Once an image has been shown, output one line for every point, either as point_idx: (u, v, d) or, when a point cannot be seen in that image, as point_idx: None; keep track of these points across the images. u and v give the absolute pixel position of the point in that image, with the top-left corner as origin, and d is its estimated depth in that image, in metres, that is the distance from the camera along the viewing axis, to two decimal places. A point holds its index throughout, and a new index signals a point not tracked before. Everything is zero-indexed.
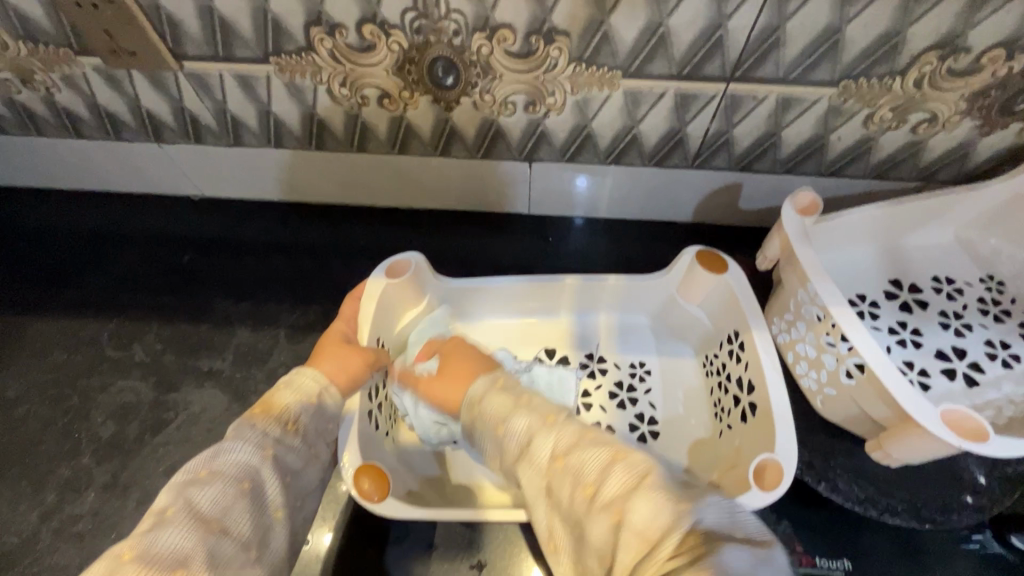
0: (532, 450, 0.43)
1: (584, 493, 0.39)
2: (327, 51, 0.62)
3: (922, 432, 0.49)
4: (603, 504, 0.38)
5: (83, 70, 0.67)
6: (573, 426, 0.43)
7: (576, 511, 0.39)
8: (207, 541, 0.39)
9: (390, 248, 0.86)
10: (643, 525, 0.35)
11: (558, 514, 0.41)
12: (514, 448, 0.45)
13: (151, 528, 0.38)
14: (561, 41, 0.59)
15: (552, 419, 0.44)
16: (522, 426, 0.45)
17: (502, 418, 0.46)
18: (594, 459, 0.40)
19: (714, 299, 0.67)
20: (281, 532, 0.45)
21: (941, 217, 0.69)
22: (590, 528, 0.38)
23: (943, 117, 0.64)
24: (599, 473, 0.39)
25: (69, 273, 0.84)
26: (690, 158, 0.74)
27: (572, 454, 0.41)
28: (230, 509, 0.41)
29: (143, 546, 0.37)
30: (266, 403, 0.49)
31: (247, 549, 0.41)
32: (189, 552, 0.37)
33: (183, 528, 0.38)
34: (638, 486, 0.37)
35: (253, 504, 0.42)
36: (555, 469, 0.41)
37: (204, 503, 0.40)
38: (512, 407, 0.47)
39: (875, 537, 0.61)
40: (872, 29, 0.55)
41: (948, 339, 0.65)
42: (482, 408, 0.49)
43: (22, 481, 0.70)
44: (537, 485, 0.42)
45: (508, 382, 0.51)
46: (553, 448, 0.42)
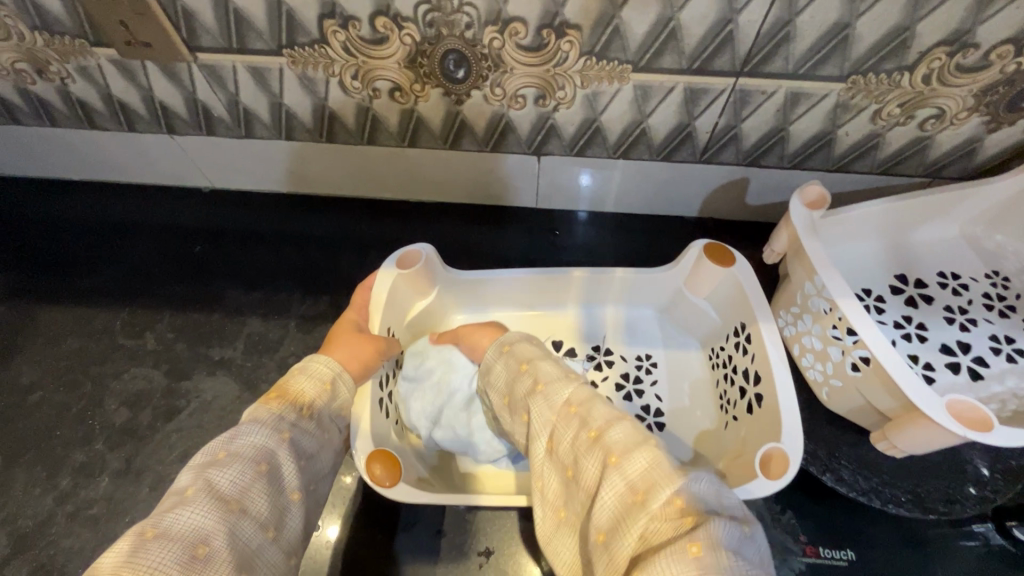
0: (548, 390, 0.48)
1: (587, 435, 0.43)
2: (340, 43, 0.62)
3: (927, 423, 0.49)
4: (604, 446, 0.41)
5: (98, 61, 0.68)
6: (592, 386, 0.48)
7: (575, 450, 0.43)
8: (227, 520, 0.40)
9: (398, 240, 0.87)
10: (636, 477, 0.39)
11: (556, 454, 0.45)
12: (533, 385, 0.49)
13: (173, 507, 0.39)
14: (572, 35, 0.59)
15: (573, 375, 0.49)
16: (546, 371, 0.49)
17: (532, 360, 0.52)
18: (606, 412, 0.44)
19: (721, 293, 0.67)
20: (297, 514, 0.46)
21: (948, 213, 0.69)
22: (584, 465, 0.42)
23: (950, 114, 0.64)
24: (605, 422, 0.43)
25: (81, 262, 0.85)
26: (698, 153, 0.74)
27: (585, 405, 0.45)
28: (249, 490, 0.42)
29: (165, 524, 0.38)
30: (281, 388, 0.50)
31: (264, 530, 0.42)
32: (209, 530, 0.38)
33: (203, 507, 0.39)
34: (640, 444, 0.41)
35: (270, 486, 0.43)
36: (565, 413, 0.45)
37: (224, 483, 0.41)
38: (541, 357, 0.52)
39: (879, 528, 0.62)
40: (881, 24, 0.55)
41: (953, 334, 0.65)
42: (513, 351, 0.54)
43: (37, 465, 0.71)
44: (543, 422, 0.46)
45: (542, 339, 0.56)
46: (570, 395, 0.46)
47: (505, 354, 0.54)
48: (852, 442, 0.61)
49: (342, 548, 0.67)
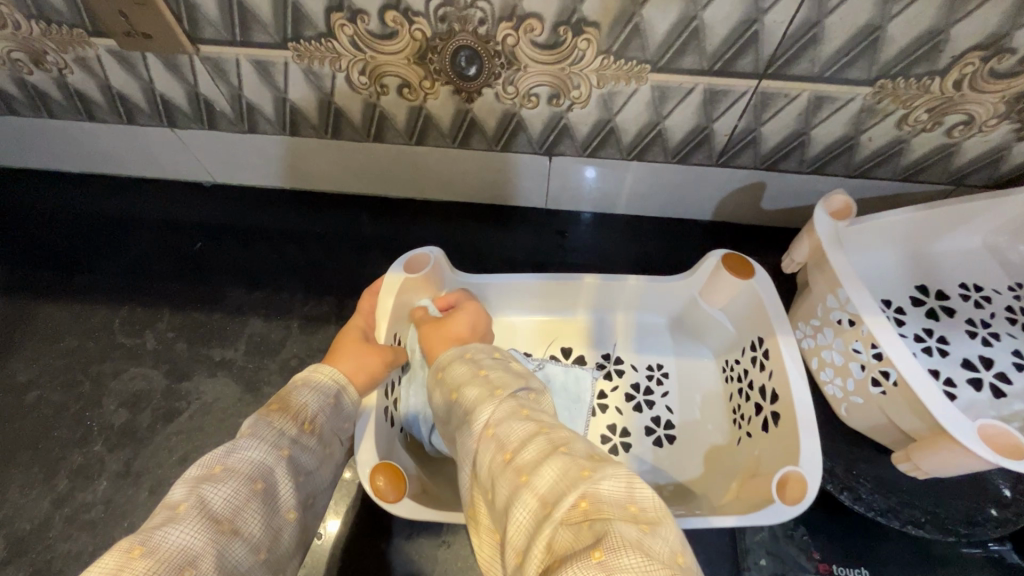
0: (472, 416, 0.42)
1: (501, 457, 0.38)
2: (347, 37, 0.60)
3: (956, 448, 0.48)
4: (515, 467, 0.37)
5: (96, 52, 0.65)
6: (512, 399, 0.41)
7: (490, 474, 0.38)
8: (217, 542, 0.38)
9: (404, 239, 0.85)
10: (546, 490, 0.35)
11: (477, 478, 0.40)
12: (460, 412, 0.43)
13: (164, 523, 0.37)
14: (589, 32, 0.57)
15: (499, 390, 0.42)
16: (471, 396, 0.43)
17: (460, 386, 0.45)
18: (518, 428, 0.39)
19: (738, 304, 0.65)
20: (291, 534, 0.44)
21: (973, 222, 0.67)
22: (499, 490, 0.37)
23: (979, 120, 0.62)
24: (518, 440, 0.38)
25: (80, 257, 0.83)
26: (715, 156, 0.72)
27: (501, 424, 0.40)
28: (243, 509, 0.40)
29: (154, 542, 0.36)
30: (282, 400, 0.48)
31: (256, 552, 0.40)
32: (198, 552, 0.37)
33: (193, 527, 0.37)
34: (551, 454, 0.36)
35: (265, 506, 0.42)
36: (481, 437, 0.40)
37: (217, 501, 0.39)
38: (470, 378, 0.45)
39: (895, 547, 0.61)
40: (914, 27, 0.53)
41: (975, 348, 0.63)
42: (446, 376, 0.47)
43: (34, 466, 0.70)
44: (462, 449, 0.41)
45: (477, 353, 0.49)
46: (487, 416, 0.41)
47: (439, 384, 0.47)
48: (870, 459, 0.59)
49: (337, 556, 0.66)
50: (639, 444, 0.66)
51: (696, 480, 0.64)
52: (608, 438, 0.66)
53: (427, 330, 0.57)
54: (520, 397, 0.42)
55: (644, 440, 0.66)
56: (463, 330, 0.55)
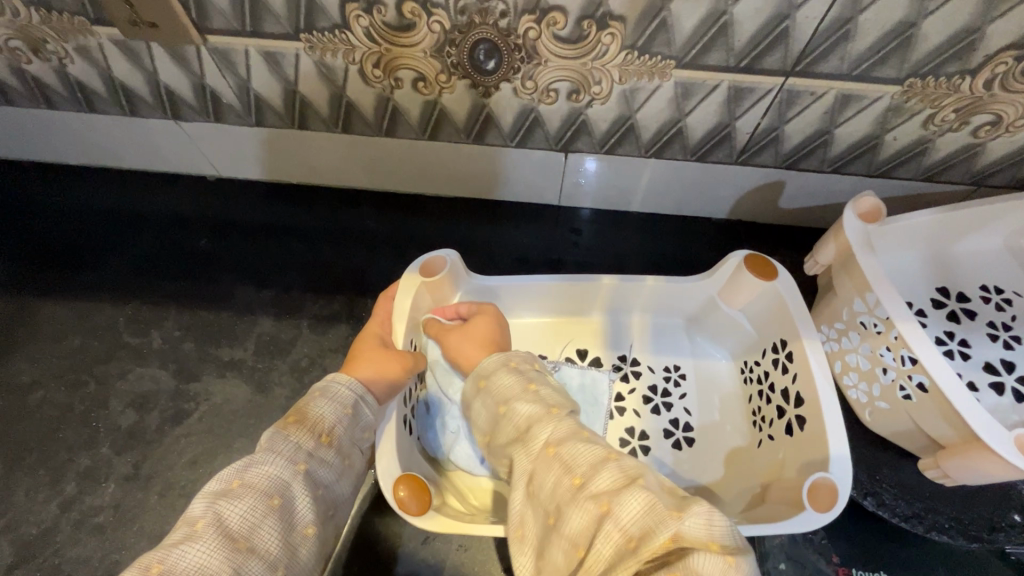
0: (531, 434, 0.42)
1: (571, 482, 0.38)
2: (362, 29, 0.58)
3: (987, 455, 0.48)
4: (590, 495, 0.37)
5: (100, 41, 0.63)
6: (572, 420, 0.43)
7: (558, 498, 0.38)
8: (233, 561, 0.37)
9: (415, 236, 0.83)
10: (627, 521, 0.35)
11: (537, 501, 0.40)
12: (513, 429, 0.44)
13: (181, 541, 0.37)
14: (614, 26, 0.55)
15: (557, 412, 0.43)
16: (526, 412, 0.44)
17: (510, 400, 0.45)
18: (590, 453, 0.39)
19: (760, 306, 0.64)
20: (309, 550, 0.42)
21: (998, 225, 0.65)
22: (568, 516, 0.37)
23: (1007, 121, 0.61)
24: (590, 466, 0.38)
25: (82, 254, 0.81)
26: (735, 154, 0.71)
27: (565, 445, 0.40)
28: (259, 526, 0.39)
29: (171, 560, 0.36)
30: (299, 412, 0.46)
31: (273, 569, 0.39)
32: (213, 570, 0.36)
33: (209, 545, 0.37)
34: (628, 484, 0.37)
35: (283, 522, 0.40)
36: (545, 457, 0.40)
37: (233, 518, 0.39)
38: (519, 393, 0.46)
39: (921, 553, 0.60)
40: (948, 26, 0.52)
41: (997, 352, 0.63)
42: (491, 385, 0.47)
43: (40, 469, 0.69)
44: (521, 469, 0.41)
45: (521, 362, 0.49)
46: (549, 436, 0.41)
47: (479, 391, 0.48)
48: (893, 464, 0.60)
49: (342, 563, 0.64)
50: (658, 446, 0.65)
51: (718, 481, 0.63)
52: (627, 440, 0.65)
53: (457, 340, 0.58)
54: (576, 417, 0.44)
55: (663, 444, 0.65)
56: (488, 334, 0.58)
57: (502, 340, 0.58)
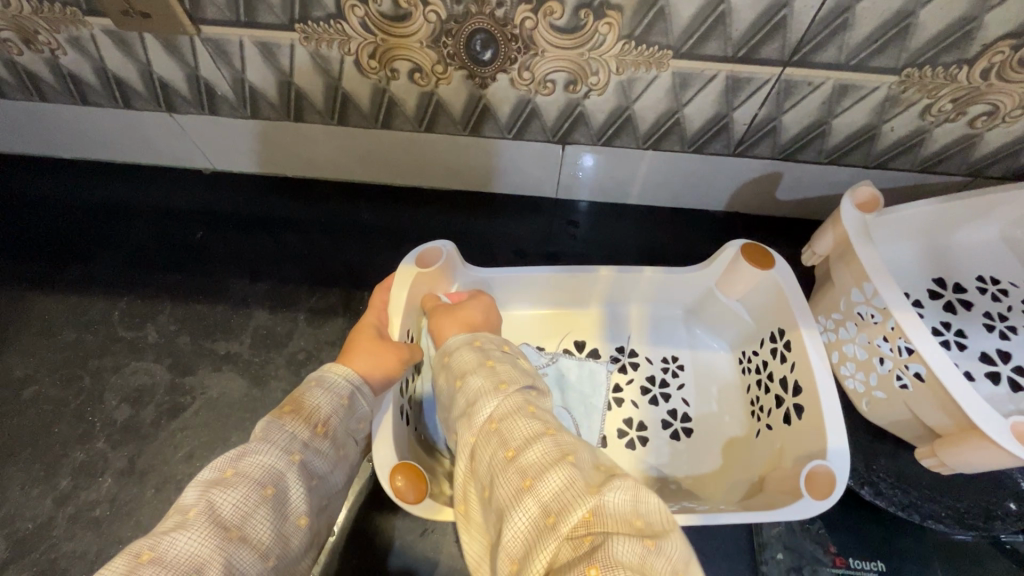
0: (474, 409, 0.42)
1: (503, 454, 0.38)
2: (358, 19, 0.57)
3: (984, 443, 0.48)
4: (518, 468, 0.37)
5: (92, 32, 0.62)
6: (520, 396, 0.42)
7: (491, 471, 0.38)
8: (226, 549, 0.37)
9: (411, 229, 0.83)
10: (549, 498, 0.35)
11: (475, 475, 0.40)
12: (463, 403, 0.43)
13: (173, 528, 0.37)
14: (612, 16, 0.55)
15: (504, 386, 0.42)
16: (475, 385, 0.43)
17: (464, 374, 0.45)
18: (526, 427, 0.39)
19: (758, 296, 0.64)
20: (303, 539, 0.42)
21: (993, 215, 0.65)
22: (499, 488, 0.37)
23: (1004, 111, 0.61)
24: (524, 440, 0.38)
25: (75, 248, 0.80)
26: (732, 145, 0.71)
27: (506, 420, 0.40)
28: (252, 515, 0.39)
29: (163, 546, 0.35)
30: (295, 401, 0.46)
31: (264, 559, 0.39)
32: (205, 560, 0.36)
33: (201, 533, 0.36)
34: (559, 462, 0.36)
35: (275, 512, 0.40)
36: (485, 432, 0.40)
37: (226, 507, 0.38)
38: (476, 367, 0.45)
39: (916, 542, 0.61)
40: (947, 15, 0.51)
41: (993, 342, 0.63)
42: (453, 361, 0.47)
43: (34, 464, 0.68)
44: (463, 442, 0.41)
45: (487, 342, 0.49)
46: (492, 411, 0.41)
47: (444, 367, 0.48)
48: (890, 454, 0.61)
49: (338, 555, 0.64)
50: (656, 437, 0.65)
51: (715, 472, 0.63)
52: (625, 431, 0.65)
53: (440, 319, 0.58)
54: (527, 393, 0.43)
55: (661, 434, 0.65)
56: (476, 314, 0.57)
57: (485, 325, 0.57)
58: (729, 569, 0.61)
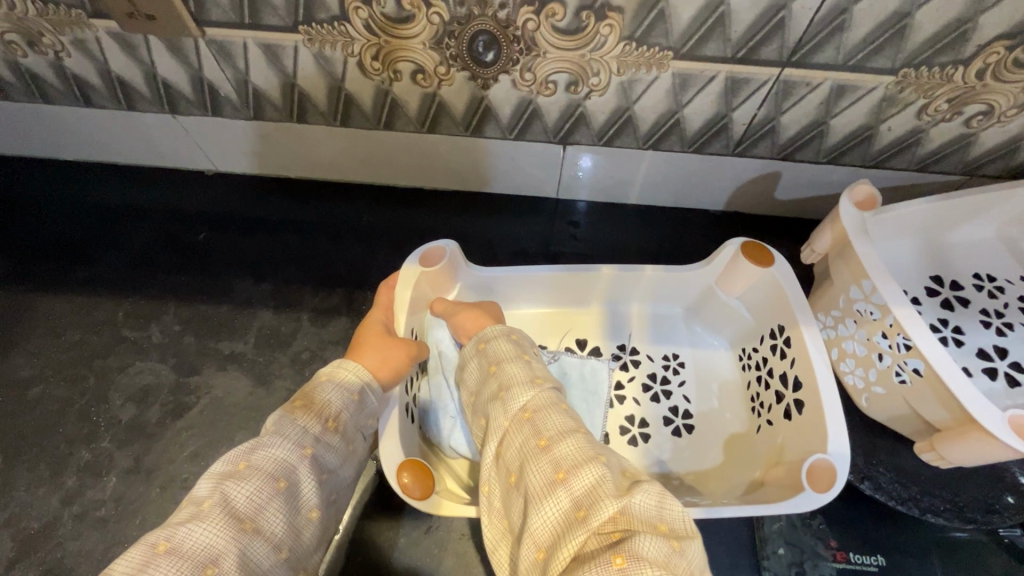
0: (508, 395, 0.43)
1: (536, 443, 0.39)
2: (361, 21, 0.58)
3: (983, 437, 0.49)
4: (552, 459, 0.38)
5: (97, 34, 0.63)
6: (553, 392, 0.43)
7: (522, 457, 0.39)
8: (239, 541, 0.37)
9: (414, 229, 0.83)
10: (581, 493, 0.35)
11: (504, 460, 0.41)
12: (495, 386, 0.45)
13: (188, 520, 0.37)
14: (613, 17, 0.55)
15: (540, 380, 0.44)
16: (511, 374, 0.45)
17: (500, 361, 0.47)
18: (561, 421, 0.40)
19: (758, 293, 0.65)
20: (313, 533, 0.43)
21: (988, 213, 0.66)
22: (529, 474, 0.38)
23: (999, 111, 0.62)
24: (558, 434, 0.39)
25: (79, 249, 0.81)
26: (732, 145, 0.71)
27: (541, 412, 0.41)
28: (265, 508, 0.39)
29: (178, 538, 0.36)
30: (306, 396, 0.47)
31: (277, 550, 0.39)
32: (220, 550, 0.36)
33: (216, 524, 0.37)
34: (590, 459, 0.37)
35: (288, 505, 0.41)
36: (519, 419, 0.41)
37: (240, 499, 0.39)
38: (513, 357, 0.47)
39: (915, 536, 0.62)
40: (942, 16, 0.52)
41: (989, 338, 0.64)
42: (487, 348, 0.49)
43: (40, 464, 0.68)
44: (494, 426, 0.43)
45: (522, 337, 0.50)
46: (527, 401, 0.42)
47: (478, 352, 0.49)
48: (890, 449, 0.61)
49: (343, 553, 0.64)
50: (657, 434, 0.65)
51: (716, 468, 0.64)
52: (627, 428, 0.66)
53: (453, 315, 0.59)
54: (558, 390, 0.44)
55: (662, 431, 0.65)
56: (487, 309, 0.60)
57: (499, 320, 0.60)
58: (731, 563, 0.61)
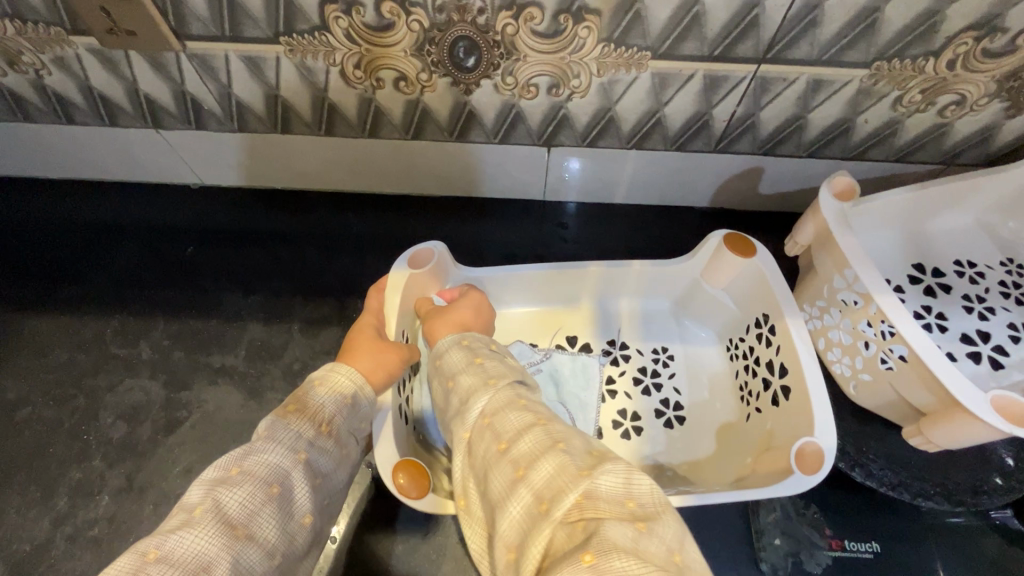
0: (467, 407, 0.43)
1: (497, 448, 0.39)
2: (342, 30, 0.58)
3: (967, 418, 0.49)
4: (511, 459, 0.38)
5: (77, 51, 0.63)
6: (510, 391, 0.43)
7: (485, 464, 0.39)
8: (231, 548, 0.37)
9: (401, 236, 0.84)
10: (541, 485, 0.35)
11: (473, 469, 0.41)
12: (456, 400, 0.45)
13: (179, 527, 0.37)
14: (591, 20, 0.56)
15: (494, 381, 0.44)
16: (467, 384, 0.45)
17: (455, 375, 0.47)
18: (517, 419, 0.40)
19: (742, 283, 0.65)
20: (306, 539, 0.42)
21: (967, 200, 0.68)
22: (493, 481, 0.38)
23: (971, 100, 0.63)
24: (515, 432, 0.39)
25: (65, 269, 0.80)
26: (714, 142, 0.72)
27: (498, 415, 0.41)
28: (257, 514, 0.39)
29: (167, 546, 0.36)
30: (299, 401, 0.47)
31: (270, 557, 0.39)
32: (212, 557, 0.36)
33: (208, 531, 0.37)
34: (548, 450, 0.37)
35: (281, 511, 0.41)
36: (479, 427, 0.41)
37: (231, 506, 0.39)
38: (465, 366, 0.47)
39: (904, 520, 0.62)
40: (911, 9, 0.53)
41: (972, 323, 0.65)
42: (444, 364, 0.49)
43: (30, 485, 0.68)
44: (459, 438, 0.42)
45: (476, 342, 0.51)
46: (484, 406, 0.42)
47: (438, 369, 0.50)
48: (879, 436, 0.62)
49: (340, 562, 0.64)
50: (650, 426, 0.66)
51: (708, 458, 0.64)
52: (620, 422, 0.66)
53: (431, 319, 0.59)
54: (516, 387, 0.44)
55: (654, 423, 0.66)
56: (465, 313, 0.58)
57: (476, 325, 0.58)
58: (728, 556, 0.62)
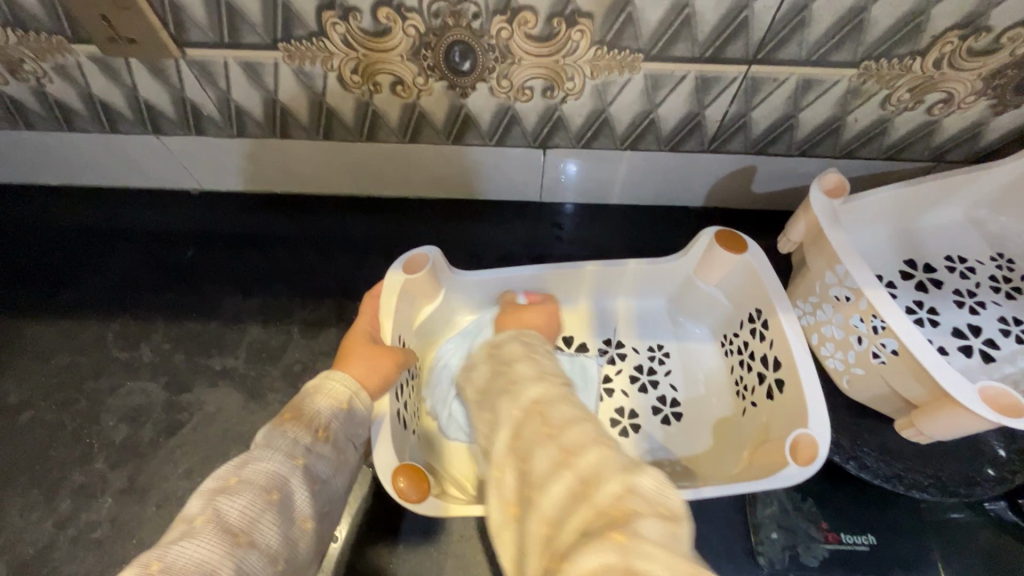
0: (520, 390, 0.46)
1: (545, 431, 0.42)
2: (339, 35, 0.59)
3: (957, 407, 0.50)
4: (559, 443, 0.40)
5: (78, 59, 0.63)
6: (562, 389, 0.47)
7: (529, 442, 0.42)
8: (233, 554, 0.38)
9: (399, 238, 0.85)
10: (587, 471, 0.38)
11: (512, 445, 0.43)
12: (512, 382, 0.48)
13: (179, 538, 0.38)
14: (583, 23, 0.57)
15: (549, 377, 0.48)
16: (530, 373, 0.49)
17: (517, 363, 0.51)
18: (571, 413, 0.43)
19: (735, 279, 0.66)
20: (308, 543, 0.43)
21: (956, 196, 0.69)
22: (536, 457, 0.40)
23: (958, 98, 0.64)
24: (566, 422, 0.42)
25: (65, 274, 0.81)
26: (707, 142, 0.73)
27: (554, 406, 0.44)
28: (258, 520, 0.40)
29: (169, 558, 0.36)
30: (295, 408, 0.47)
31: (272, 561, 0.40)
32: (214, 565, 0.37)
33: (209, 540, 0.37)
34: (596, 444, 0.40)
35: (282, 516, 0.41)
36: (529, 410, 0.44)
37: (231, 514, 0.39)
38: (523, 358, 0.52)
39: (899, 512, 0.63)
40: (897, 10, 0.55)
41: (963, 317, 0.66)
42: (506, 353, 0.53)
43: (33, 489, 0.68)
44: (506, 415, 0.45)
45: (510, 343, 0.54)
46: (540, 394, 0.45)
47: (494, 356, 0.54)
48: (873, 429, 0.63)
49: (343, 561, 0.65)
50: (647, 423, 0.67)
51: (705, 453, 0.65)
52: (617, 421, 0.67)
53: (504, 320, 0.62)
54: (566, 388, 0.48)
55: (651, 420, 0.67)
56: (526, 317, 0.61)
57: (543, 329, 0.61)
58: (725, 551, 0.62)
